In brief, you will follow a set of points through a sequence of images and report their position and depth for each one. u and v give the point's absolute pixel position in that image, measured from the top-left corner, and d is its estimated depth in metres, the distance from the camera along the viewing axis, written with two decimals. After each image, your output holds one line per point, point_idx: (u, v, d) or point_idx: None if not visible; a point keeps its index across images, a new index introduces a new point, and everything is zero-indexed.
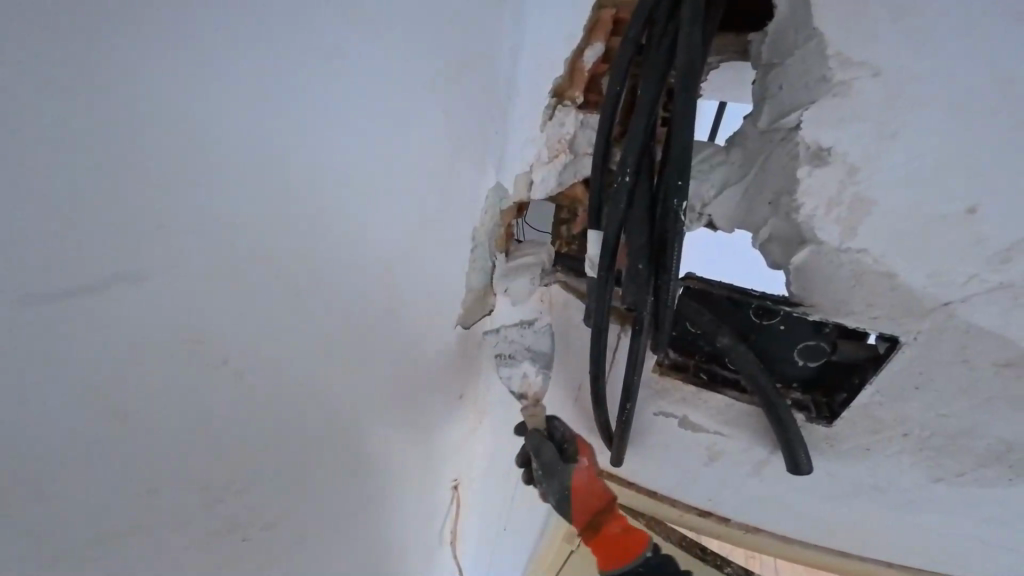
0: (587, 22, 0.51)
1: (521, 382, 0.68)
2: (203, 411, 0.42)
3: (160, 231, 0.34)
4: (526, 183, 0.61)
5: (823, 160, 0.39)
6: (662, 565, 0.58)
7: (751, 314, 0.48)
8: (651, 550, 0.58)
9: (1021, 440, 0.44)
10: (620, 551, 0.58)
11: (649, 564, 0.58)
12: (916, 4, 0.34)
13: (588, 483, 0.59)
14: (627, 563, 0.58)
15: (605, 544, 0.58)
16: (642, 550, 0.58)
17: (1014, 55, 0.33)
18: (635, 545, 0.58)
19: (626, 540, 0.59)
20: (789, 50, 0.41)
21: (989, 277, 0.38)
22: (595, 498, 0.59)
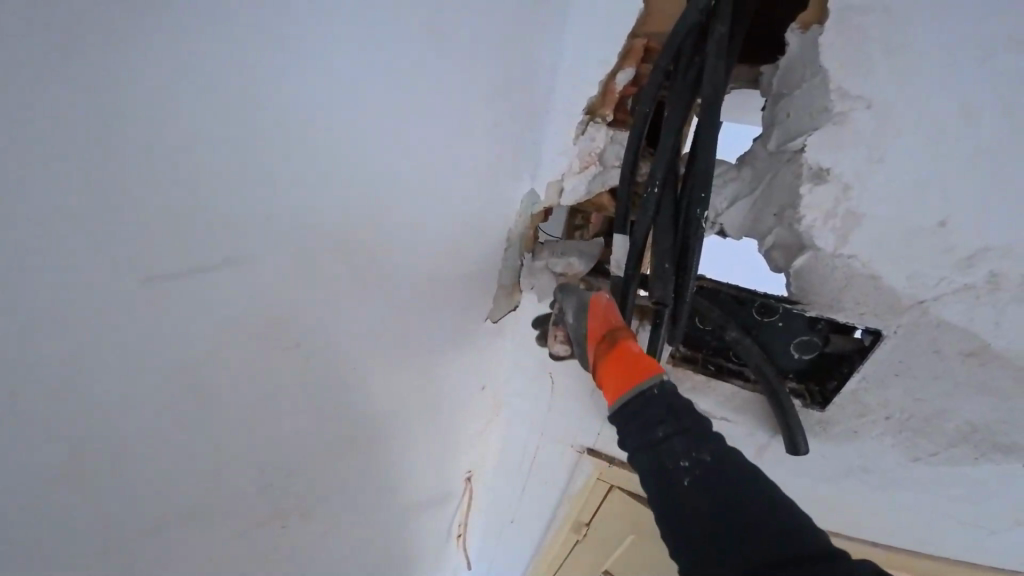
0: (621, 50, 0.58)
1: (564, 267, 0.71)
2: (228, 380, 0.48)
3: (168, 226, 0.38)
4: (556, 191, 0.67)
5: (822, 179, 0.47)
6: (675, 394, 0.50)
7: (757, 311, 0.55)
8: (666, 375, 0.52)
9: (984, 421, 0.51)
10: (635, 366, 0.53)
11: (663, 388, 0.50)
12: (905, 50, 0.41)
13: (608, 303, 0.58)
14: (639, 386, 0.51)
15: (621, 365, 0.54)
16: (657, 371, 0.52)
17: (979, 96, 0.41)
18: (652, 365, 0.53)
19: (642, 360, 0.53)
20: (795, 83, 0.48)
21: (957, 279, 0.46)
22: (615, 317, 0.57)
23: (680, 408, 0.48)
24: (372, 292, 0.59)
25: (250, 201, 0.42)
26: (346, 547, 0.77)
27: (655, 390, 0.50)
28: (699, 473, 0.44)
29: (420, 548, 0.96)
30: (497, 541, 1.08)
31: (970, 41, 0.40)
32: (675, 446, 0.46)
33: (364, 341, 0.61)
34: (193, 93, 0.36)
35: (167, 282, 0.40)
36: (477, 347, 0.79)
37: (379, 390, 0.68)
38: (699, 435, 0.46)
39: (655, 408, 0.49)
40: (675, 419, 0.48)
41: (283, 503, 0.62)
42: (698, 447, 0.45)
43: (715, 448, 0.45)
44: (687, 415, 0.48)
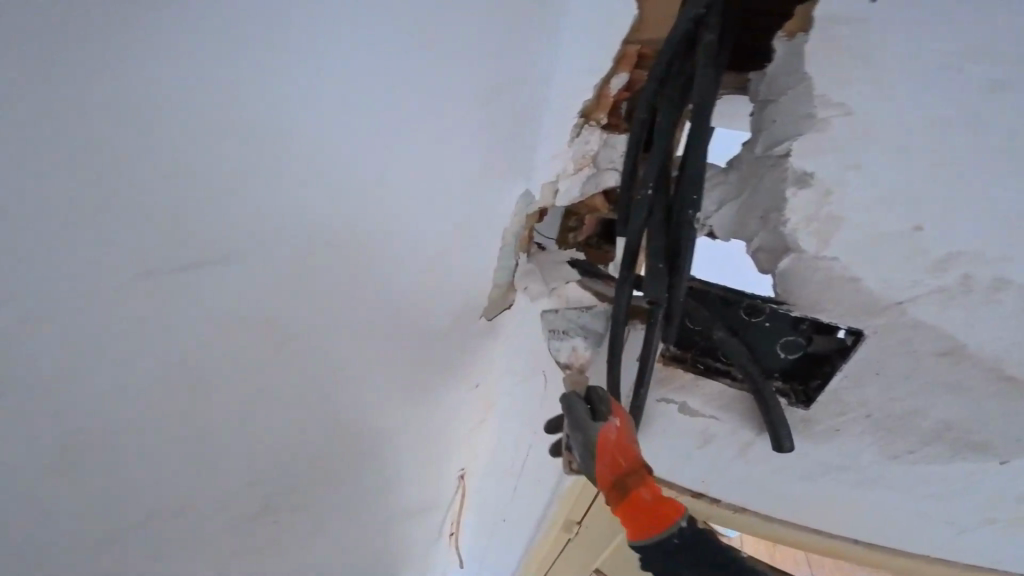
0: (616, 55, 0.56)
1: (568, 354, 0.73)
2: None
3: None
4: (550, 193, 0.68)
5: (806, 182, 0.48)
6: (701, 539, 0.47)
7: (743, 311, 0.57)
8: (688, 520, 0.48)
9: (957, 419, 0.53)
10: (651, 517, 0.48)
11: (684, 538, 0.47)
12: (887, 57, 0.42)
13: (617, 442, 0.53)
14: (660, 537, 0.47)
15: (635, 513, 0.49)
16: (677, 518, 0.48)
17: (952, 105, 0.42)
18: (671, 513, 0.48)
19: (662, 511, 0.49)
20: (781, 89, 0.49)
21: (930, 282, 0.47)
22: (628, 458, 0.52)
23: (706, 549, 0.46)
24: (365, 290, 0.59)
25: (244, 193, 0.44)
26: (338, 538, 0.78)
27: (676, 541, 0.47)
28: (721, 573, 0.46)
29: (411, 541, 0.98)
30: (488, 539, 1.10)
31: (955, 50, 0.40)
32: (709, 566, 0.46)
33: (359, 336, 0.62)
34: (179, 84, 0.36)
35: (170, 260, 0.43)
36: (470, 347, 0.79)
37: (372, 386, 0.69)
38: (726, 563, 0.46)
39: (678, 553, 0.47)
40: (695, 554, 0.46)
41: (277, 501, 0.63)
42: (722, 558, 0.46)
43: (735, 555, 0.46)
44: (712, 550, 0.46)
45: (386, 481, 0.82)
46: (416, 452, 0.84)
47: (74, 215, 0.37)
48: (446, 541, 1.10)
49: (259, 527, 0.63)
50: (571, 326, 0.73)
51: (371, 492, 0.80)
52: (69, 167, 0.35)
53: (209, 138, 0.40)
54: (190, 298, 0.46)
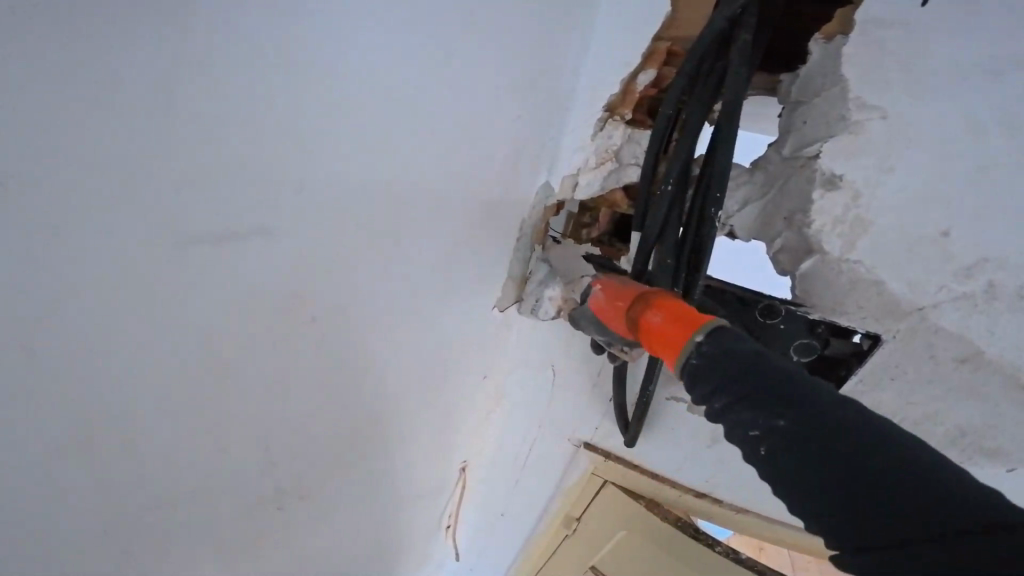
0: (644, 52, 0.59)
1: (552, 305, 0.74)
2: (244, 352, 0.49)
3: (192, 191, 0.38)
4: (571, 185, 0.69)
5: (834, 185, 0.49)
6: (729, 347, 0.35)
7: (759, 313, 0.56)
8: (704, 334, 0.37)
9: (971, 425, 0.53)
10: (665, 338, 0.40)
11: (705, 355, 0.36)
12: (914, 67, 0.44)
13: (605, 297, 0.50)
14: (678, 368, 0.38)
15: (652, 340, 0.42)
16: (692, 335, 0.38)
17: (982, 114, 0.43)
18: (681, 333, 0.39)
19: (672, 329, 0.40)
20: (815, 92, 0.50)
21: (956, 288, 0.48)
22: (620, 301, 0.48)
23: (730, 366, 0.34)
24: (386, 274, 0.59)
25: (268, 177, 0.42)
26: (340, 527, 0.78)
27: (695, 360, 0.36)
28: (779, 445, 0.29)
29: (408, 534, 0.98)
30: (486, 532, 1.10)
31: (976, 61, 0.42)
32: (756, 443, 0.30)
33: (378, 322, 0.62)
34: (233, 69, 0.36)
35: (188, 247, 0.40)
36: (484, 335, 0.80)
37: (385, 374, 0.68)
38: (772, 389, 0.31)
39: (701, 378, 0.35)
40: (734, 382, 0.33)
41: (284, 485, 0.63)
42: (767, 409, 0.30)
43: (797, 406, 0.29)
44: (743, 360, 0.33)
45: (392, 469, 0.82)
46: (422, 439, 0.84)
47: (75, 193, 0.32)
48: (444, 532, 1.11)
49: (264, 515, 0.63)
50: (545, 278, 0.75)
51: (375, 481, 0.80)
52: (79, 144, 0.31)
53: (242, 124, 0.39)
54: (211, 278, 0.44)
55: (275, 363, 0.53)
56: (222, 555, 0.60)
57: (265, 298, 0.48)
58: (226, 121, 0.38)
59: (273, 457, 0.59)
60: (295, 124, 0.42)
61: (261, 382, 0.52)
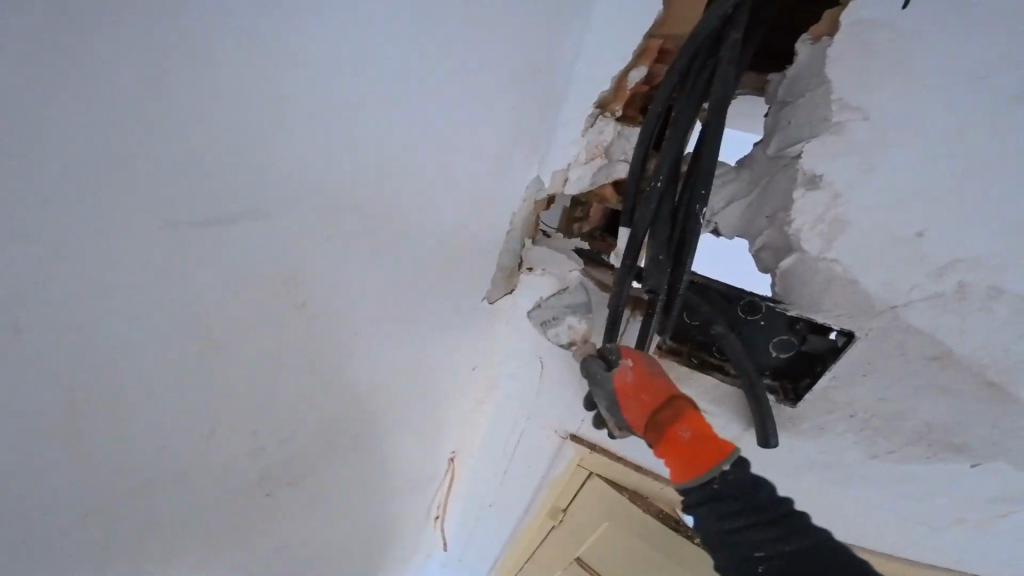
0: (637, 48, 0.59)
1: (569, 334, 0.73)
2: (230, 332, 0.50)
3: (174, 168, 0.38)
4: (561, 179, 0.70)
5: (815, 184, 0.50)
6: (748, 481, 0.42)
7: (741, 309, 0.58)
8: (730, 464, 0.43)
9: (939, 421, 0.55)
10: (689, 454, 0.45)
11: (727, 483, 0.42)
12: (901, 69, 0.44)
13: (633, 382, 0.52)
14: (698, 485, 0.44)
15: (670, 447, 0.47)
16: (717, 462, 0.43)
17: (962, 118, 0.44)
18: (708, 453, 0.44)
19: (697, 446, 0.45)
20: (800, 92, 0.51)
21: (926, 288, 0.49)
22: (647, 394, 0.51)
23: (756, 497, 0.41)
24: (375, 263, 0.60)
25: (254, 164, 0.43)
26: (328, 512, 0.80)
27: (717, 485, 0.43)
28: (776, 566, 0.39)
29: (396, 522, 0.99)
30: (473, 521, 1.12)
31: (962, 64, 0.42)
32: (767, 565, 0.39)
33: (366, 310, 0.63)
34: (209, 55, 0.36)
35: (174, 233, 0.41)
36: (474, 327, 0.81)
37: (373, 364, 0.69)
38: (785, 523, 0.40)
39: (720, 501, 0.42)
40: (750, 511, 0.41)
41: (269, 468, 0.64)
42: (779, 538, 0.39)
43: (805, 541, 0.39)
44: (760, 491, 0.42)
45: (380, 456, 0.83)
46: (410, 429, 0.85)
47: (57, 164, 0.33)
48: (432, 521, 1.12)
49: (248, 498, 0.64)
50: (558, 309, 0.74)
51: (363, 469, 0.81)
52: (61, 115, 0.32)
53: (223, 111, 0.39)
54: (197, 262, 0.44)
55: (261, 348, 0.54)
56: (208, 531, 0.62)
57: (252, 282, 0.49)
58: (209, 110, 0.38)
59: (259, 439, 0.60)
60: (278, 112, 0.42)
61: (250, 365, 0.54)
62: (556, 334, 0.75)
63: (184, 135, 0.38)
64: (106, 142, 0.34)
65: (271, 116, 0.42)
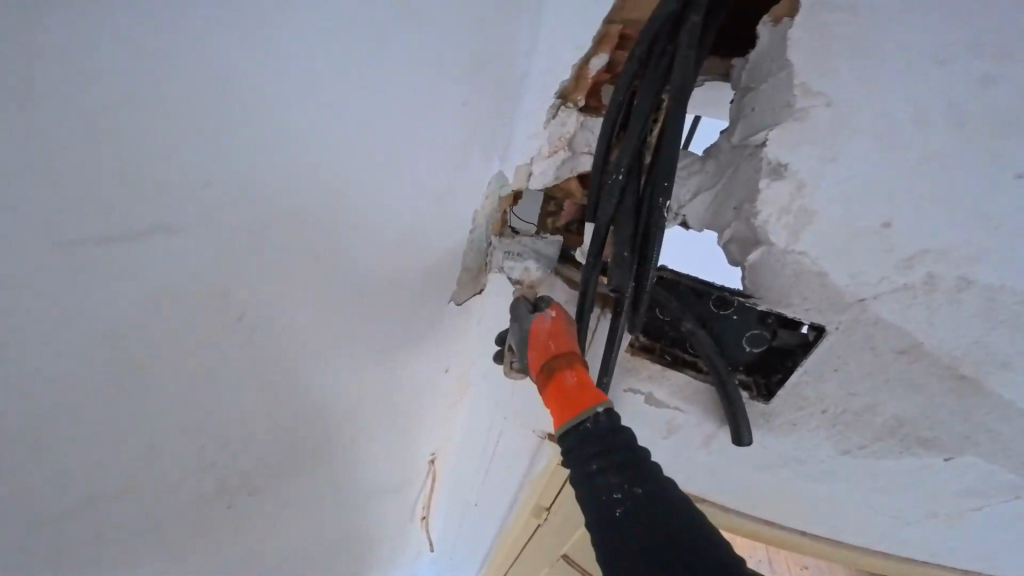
0: (597, 35, 0.55)
1: (521, 274, 0.68)
2: (169, 357, 0.46)
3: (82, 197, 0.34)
4: (525, 173, 0.66)
5: (780, 174, 0.47)
6: (616, 428, 0.46)
7: (711, 303, 0.56)
8: (604, 409, 0.48)
9: (911, 416, 0.54)
10: (572, 399, 0.50)
11: (597, 424, 0.47)
12: (867, 46, 0.41)
13: (544, 331, 0.57)
14: (572, 426, 0.48)
15: (558, 390, 0.52)
16: (593, 405, 0.49)
17: (930, 100, 0.41)
18: (587, 398, 0.49)
19: (580, 393, 0.51)
20: (765, 76, 0.47)
21: (895, 280, 0.47)
22: (554, 344, 0.55)
23: (615, 442, 0.45)
24: (330, 270, 0.57)
25: (164, 167, 0.37)
26: (303, 519, 0.79)
27: (588, 425, 0.47)
28: (628, 508, 0.40)
29: (379, 525, 0.99)
30: (459, 520, 1.13)
31: (931, 43, 0.39)
32: (621, 517, 0.40)
33: (325, 320, 0.60)
34: (81, 39, 0.30)
35: (77, 254, 0.36)
36: (442, 329, 0.79)
37: (336, 371, 0.67)
38: (634, 466, 0.43)
39: (587, 440, 0.46)
40: (610, 453, 0.44)
41: (228, 479, 0.61)
42: (631, 479, 0.42)
43: (653, 485, 0.41)
44: (623, 439, 0.45)
45: (354, 463, 0.82)
46: (383, 434, 0.83)
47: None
48: (418, 522, 1.12)
49: (209, 517, 0.62)
50: (526, 249, 0.68)
51: (338, 475, 0.80)
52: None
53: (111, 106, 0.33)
54: (116, 290, 0.40)
55: (202, 366, 0.49)
56: (168, 556, 0.60)
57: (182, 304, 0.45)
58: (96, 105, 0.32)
59: (217, 461, 0.58)
60: (199, 116, 0.37)
61: (192, 387, 0.50)
62: (509, 267, 0.69)
63: (70, 136, 0.32)
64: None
65: (180, 113, 0.36)
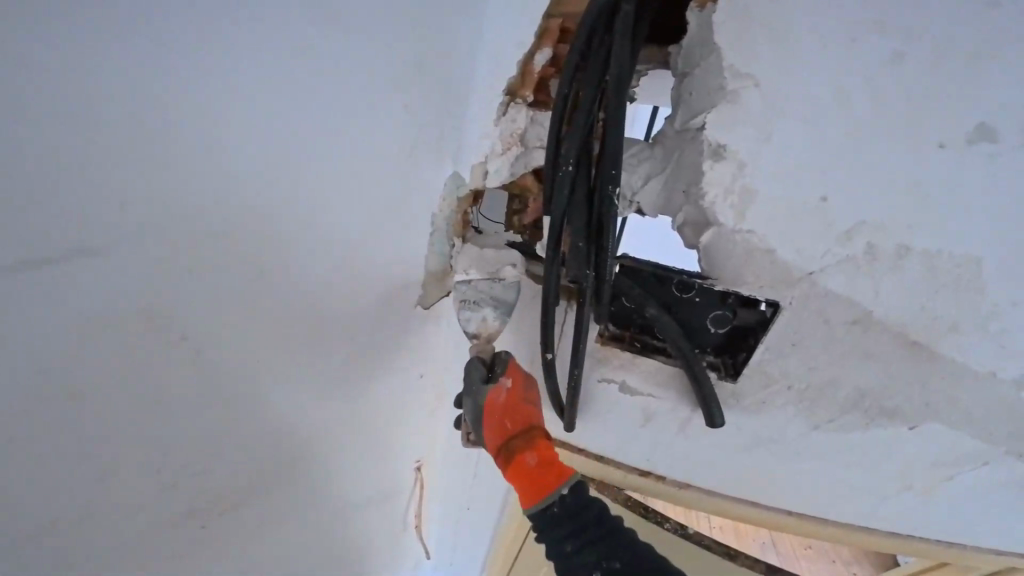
0: (537, 30, 0.56)
1: (477, 324, 0.69)
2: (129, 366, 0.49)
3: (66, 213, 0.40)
4: (481, 172, 0.66)
5: (720, 155, 0.49)
6: (581, 502, 0.54)
7: (673, 287, 0.56)
8: (568, 489, 0.55)
9: (871, 386, 0.55)
10: (538, 482, 0.56)
11: (563, 506, 0.54)
12: (782, 27, 0.43)
13: (501, 406, 0.60)
14: (541, 507, 0.55)
15: (521, 474, 0.57)
16: (558, 486, 0.55)
17: (846, 76, 0.43)
18: (549, 479, 0.56)
19: (543, 473, 0.56)
20: (697, 61, 0.49)
21: (838, 252, 0.49)
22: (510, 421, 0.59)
23: (585, 516, 0.53)
24: (288, 283, 0.58)
25: (119, 174, 0.41)
26: (288, 529, 0.80)
27: (556, 508, 0.54)
28: None
29: (369, 535, 0.99)
30: (454, 527, 1.12)
31: (840, 20, 0.42)
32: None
33: (289, 329, 0.61)
34: (46, 64, 0.35)
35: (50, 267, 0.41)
36: (413, 335, 0.79)
37: (306, 380, 0.67)
38: (606, 543, 0.52)
39: (561, 520, 0.53)
40: (587, 534, 0.52)
41: (207, 494, 0.64)
42: (608, 558, 0.51)
43: (622, 555, 0.51)
44: (592, 511, 0.54)
45: (335, 474, 0.82)
46: (362, 443, 0.83)
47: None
48: (411, 531, 1.11)
49: (186, 529, 0.64)
50: (483, 296, 0.69)
51: (321, 487, 0.80)
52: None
53: (65, 116, 0.37)
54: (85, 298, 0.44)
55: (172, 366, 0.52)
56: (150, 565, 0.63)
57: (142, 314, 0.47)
58: (48, 115, 0.36)
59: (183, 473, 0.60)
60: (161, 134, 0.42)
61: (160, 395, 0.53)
62: (466, 317, 0.70)
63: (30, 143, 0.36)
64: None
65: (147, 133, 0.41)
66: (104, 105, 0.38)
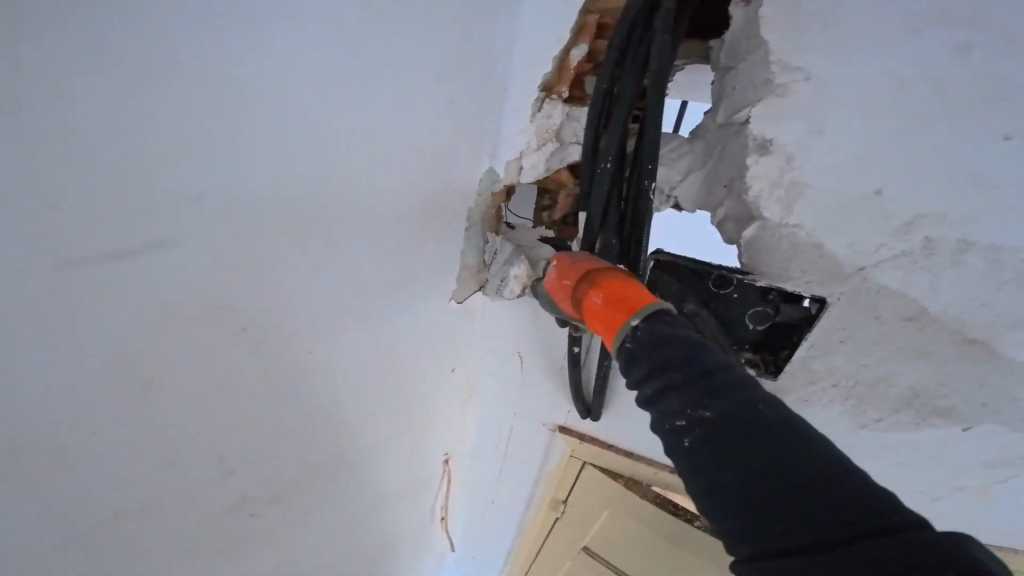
0: (575, 25, 0.58)
1: (518, 282, 0.69)
2: (176, 370, 0.46)
3: (120, 204, 0.37)
4: (516, 168, 0.68)
5: (767, 149, 0.48)
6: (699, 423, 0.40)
7: (711, 283, 0.54)
8: (639, 318, 0.42)
9: (925, 386, 0.53)
10: (608, 319, 0.45)
11: (636, 336, 0.41)
12: (832, 19, 0.43)
13: (555, 277, 0.54)
14: (615, 349, 0.43)
15: (595, 319, 0.48)
16: (628, 320, 0.43)
17: (902, 68, 0.43)
18: (619, 315, 0.44)
19: (610, 311, 0.45)
20: (742, 55, 0.49)
21: (893, 247, 0.47)
22: (569, 281, 0.51)
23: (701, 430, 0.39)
24: (331, 279, 0.58)
25: (183, 169, 0.39)
26: (323, 530, 0.78)
27: (628, 339, 0.41)
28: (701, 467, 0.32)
29: (399, 529, 1.00)
30: (478, 522, 1.13)
31: (894, 12, 0.42)
32: (666, 404, 0.35)
33: (330, 323, 0.61)
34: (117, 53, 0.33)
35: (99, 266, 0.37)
36: (445, 329, 0.80)
37: (346, 376, 0.68)
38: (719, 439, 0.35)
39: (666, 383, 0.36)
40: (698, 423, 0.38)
41: (248, 493, 0.61)
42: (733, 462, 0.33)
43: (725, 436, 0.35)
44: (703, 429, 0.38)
45: (370, 469, 0.82)
46: (395, 437, 0.84)
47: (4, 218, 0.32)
48: (436, 524, 1.13)
49: (234, 524, 0.61)
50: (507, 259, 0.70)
51: (354, 484, 0.80)
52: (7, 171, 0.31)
53: (123, 114, 0.35)
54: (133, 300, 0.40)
55: (202, 385, 0.49)
56: None
57: (200, 311, 0.46)
58: (111, 100, 0.34)
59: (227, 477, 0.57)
60: (223, 128, 0.41)
61: (206, 397, 0.50)
62: (509, 288, 0.70)
63: (91, 133, 0.34)
64: (29, 192, 0.32)
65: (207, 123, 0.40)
66: (176, 99, 0.37)
